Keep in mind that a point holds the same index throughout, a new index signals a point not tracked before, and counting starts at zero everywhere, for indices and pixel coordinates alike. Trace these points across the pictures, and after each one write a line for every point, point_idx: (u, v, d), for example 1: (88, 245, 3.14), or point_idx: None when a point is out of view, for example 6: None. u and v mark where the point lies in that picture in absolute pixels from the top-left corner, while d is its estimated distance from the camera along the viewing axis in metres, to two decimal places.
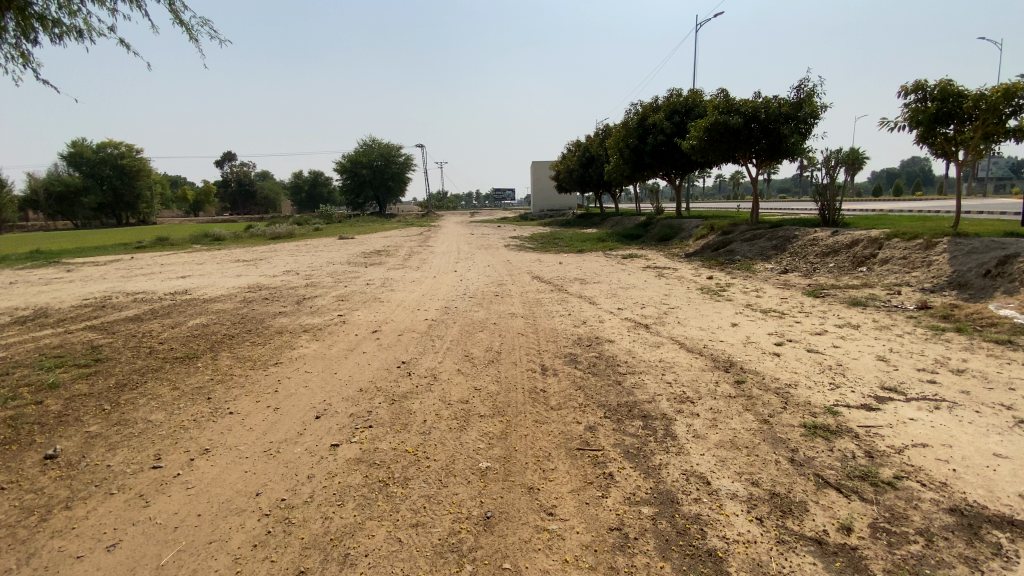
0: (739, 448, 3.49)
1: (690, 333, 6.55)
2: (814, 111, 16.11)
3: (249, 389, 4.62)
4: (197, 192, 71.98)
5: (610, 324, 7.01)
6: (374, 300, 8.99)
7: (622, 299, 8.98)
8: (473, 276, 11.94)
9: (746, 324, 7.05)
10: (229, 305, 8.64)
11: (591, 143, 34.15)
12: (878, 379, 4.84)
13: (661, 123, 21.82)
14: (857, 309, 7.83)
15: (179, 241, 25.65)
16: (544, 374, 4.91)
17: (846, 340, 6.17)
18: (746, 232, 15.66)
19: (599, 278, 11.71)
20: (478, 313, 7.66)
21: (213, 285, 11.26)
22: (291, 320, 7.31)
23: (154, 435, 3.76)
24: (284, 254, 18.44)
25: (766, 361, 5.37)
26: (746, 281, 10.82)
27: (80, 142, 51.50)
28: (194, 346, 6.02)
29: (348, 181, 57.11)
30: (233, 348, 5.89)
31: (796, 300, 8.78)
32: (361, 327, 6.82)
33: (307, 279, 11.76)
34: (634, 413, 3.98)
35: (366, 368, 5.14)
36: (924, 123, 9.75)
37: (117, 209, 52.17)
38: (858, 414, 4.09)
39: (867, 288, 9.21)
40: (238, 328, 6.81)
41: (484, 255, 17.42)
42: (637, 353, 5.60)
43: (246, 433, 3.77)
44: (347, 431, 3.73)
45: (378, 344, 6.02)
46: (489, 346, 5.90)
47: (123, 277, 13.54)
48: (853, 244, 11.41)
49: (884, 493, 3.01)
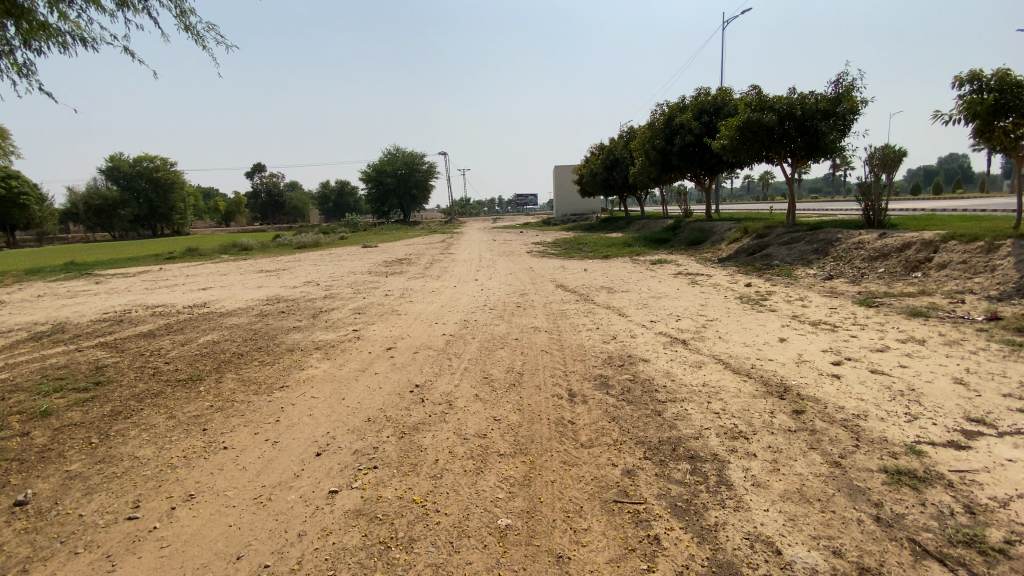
0: (813, 502, 2.91)
1: (734, 351, 5.92)
2: (854, 107, 15.18)
3: (249, 419, 4.22)
4: (229, 202, 73.75)
5: (643, 339, 6.44)
6: (392, 313, 8.57)
7: (654, 310, 8.35)
8: (494, 286, 11.47)
9: (795, 339, 6.38)
10: (245, 319, 8.34)
11: (615, 146, 33.49)
12: (961, 408, 4.13)
13: (690, 123, 21.04)
14: (918, 320, 7.04)
15: (209, 252, 26.06)
16: (572, 402, 4.37)
17: (913, 358, 5.46)
18: (783, 235, 14.81)
19: (628, 286, 11.10)
20: (499, 328, 7.15)
21: (232, 297, 11.07)
22: (304, 335, 6.94)
23: (137, 476, 3.39)
24: (307, 264, 18.40)
25: (825, 387, 4.71)
26: (788, 289, 10.08)
27: (119, 157, 53.42)
28: (200, 366, 5.69)
29: (375, 191, 57.64)
30: (239, 369, 5.52)
31: (847, 310, 8.01)
32: (375, 344, 6.38)
33: (326, 290, 11.47)
34: (679, 454, 3.44)
35: (376, 393, 4.68)
36: (980, 115, 8.67)
37: (153, 221, 53.67)
38: (947, 454, 3.44)
39: (924, 296, 8.38)
40: (248, 346, 6.47)
41: (507, 262, 16.97)
42: (677, 376, 5.01)
43: (239, 474, 3.36)
44: (349, 473, 3.28)
45: (391, 363, 5.57)
46: (510, 366, 5.39)
47: (146, 289, 13.53)
48: (905, 248, 10.52)
49: (999, 566, 2.39)
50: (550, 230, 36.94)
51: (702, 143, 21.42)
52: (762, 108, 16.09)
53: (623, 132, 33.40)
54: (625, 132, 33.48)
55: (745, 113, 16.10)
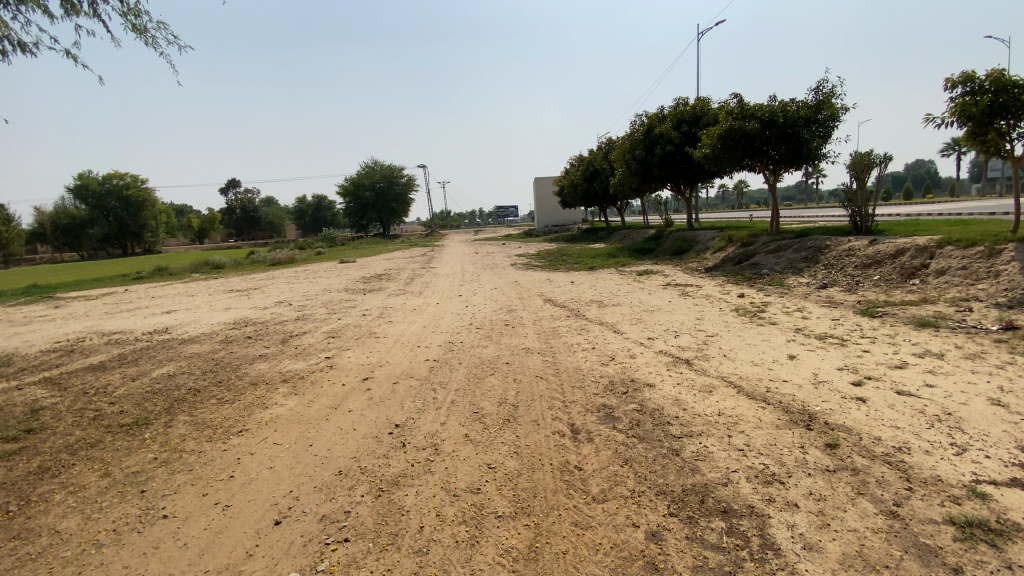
0: (880, 571, 2.42)
1: (744, 371, 5.44)
2: (835, 114, 15.11)
3: (198, 474, 3.56)
4: (203, 219, 71.99)
5: (644, 359, 5.94)
6: (369, 336, 7.91)
7: (650, 326, 7.87)
8: (479, 302, 10.89)
9: (806, 356, 5.95)
10: (207, 347, 7.58)
11: (595, 157, 33.40)
12: (1010, 436, 3.70)
13: (670, 133, 20.90)
14: (929, 331, 6.69)
15: (179, 271, 25.05)
16: (576, 441, 3.82)
17: (938, 376, 5.05)
18: (769, 243, 14.57)
19: (618, 300, 10.63)
20: (487, 350, 6.58)
21: (197, 321, 10.24)
22: (270, 365, 6.27)
23: (52, 561, 2.74)
24: (281, 283, 17.57)
25: (854, 414, 4.26)
26: (784, 300, 9.72)
27: (87, 175, 51.68)
28: (148, 406, 4.97)
29: (352, 205, 56.67)
30: (193, 409, 4.81)
31: (851, 321, 7.65)
32: (350, 375, 5.74)
33: (299, 311, 10.73)
34: (710, 507, 2.92)
35: (349, 436, 4.06)
36: (975, 118, 8.47)
37: (123, 239, 51.84)
38: (1015, 497, 2.98)
39: (927, 304, 8.07)
40: (207, 379, 5.75)
41: (490, 276, 16.40)
42: (688, 403, 4.49)
43: (177, 555, 2.73)
44: (313, 550, 2.67)
45: (368, 398, 4.94)
46: (502, 396, 4.81)
47: (106, 314, 12.58)
48: (898, 255, 10.29)
49: None
50: (531, 242, 36.48)
51: (682, 153, 21.30)
52: (744, 116, 15.93)
53: (601, 143, 33.34)
54: (604, 143, 33.41)
55: (726, 122, 15.93)
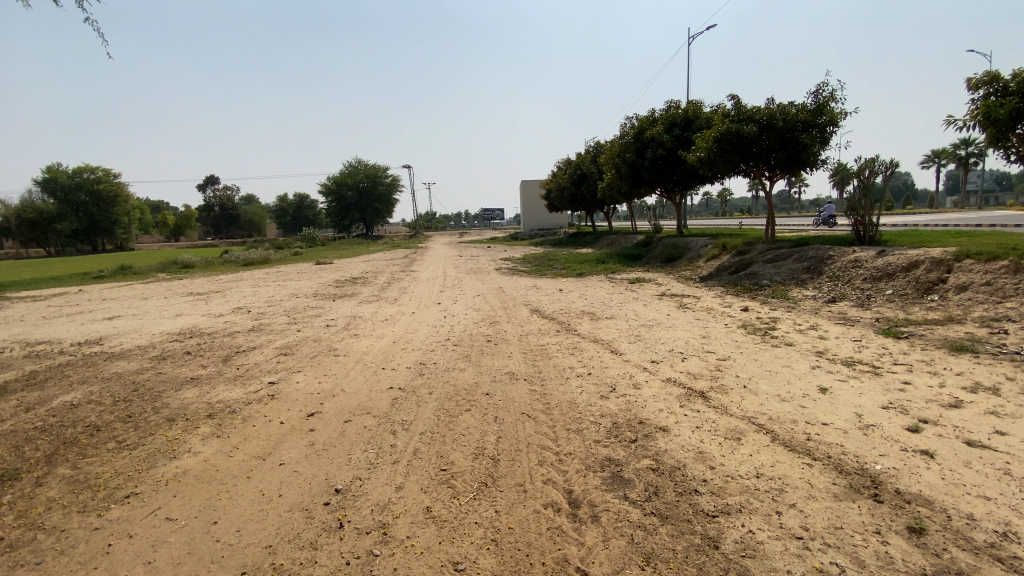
0: None
1: (773, 410, 4.48)
2: (834, 119, 14.39)
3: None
4: (179, 216, 69.69)
5: (651, 392, 4.96)
6: (328, 353, 6.81)
7: (652, 345, 6.93)
8: (460, 312, 9.89)
9: (841, 388, 5.03)
10: (134, 365, 6.39)
11: (582, 161, 32.64)
12: None
13: (661, 135, 20.11)
14: (968, 358, 5.85)
15: (143, 269, 23.53)
16: (577, 521, 2.84)
17: (1005, 420, 4.16)
18: (767, 252, 13.82)
19: (612, 312, 9.68)
20: (463, 376, 5.56)
21: (138, 330, 8.98)
22: (199, 393, 5.14)
23: None
24: (247, 285, 16.30)
25: (927, 476, 3.32)
26: (793, 315, 8.87)
27: (56, 168, 49.35)
28: (21, 453, 3.83)
29: (335, 204, 55.17)
30: (79, 459, 3.71)
31: (875, 343, 6.79)
32: (291, 409, 4.64)
33: (258, 320, 9.58)
34: None
35: (270, 509, 3.00)
36: (1000, 121, 7.63)
37: (93, 236, 49.62)
38: None
39: (953, 323, 7.28)
40: (115, 413, 4.61)
41: (474, 281, 15.44)
42: (716, 459, 3.53)
43: None
44: None
45: (308, 444, 3.88)
46: (478, 445, 3.79)
47: (41, 318, 11.21)
48: (912, 267, 9.52)
49: None
50: (517, 246, 35.42)
51: (674, 157, 20.48)
52: (741, 118, 15.11)
53: (590, 146, 32.45)
54: (592, 147, 32.54)
55: (722, 124, 15.11)
